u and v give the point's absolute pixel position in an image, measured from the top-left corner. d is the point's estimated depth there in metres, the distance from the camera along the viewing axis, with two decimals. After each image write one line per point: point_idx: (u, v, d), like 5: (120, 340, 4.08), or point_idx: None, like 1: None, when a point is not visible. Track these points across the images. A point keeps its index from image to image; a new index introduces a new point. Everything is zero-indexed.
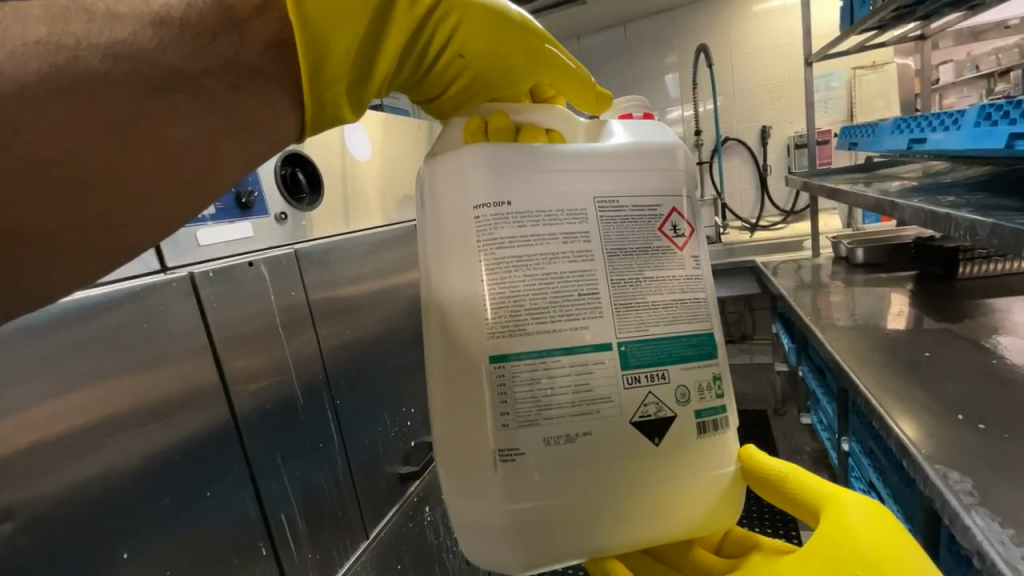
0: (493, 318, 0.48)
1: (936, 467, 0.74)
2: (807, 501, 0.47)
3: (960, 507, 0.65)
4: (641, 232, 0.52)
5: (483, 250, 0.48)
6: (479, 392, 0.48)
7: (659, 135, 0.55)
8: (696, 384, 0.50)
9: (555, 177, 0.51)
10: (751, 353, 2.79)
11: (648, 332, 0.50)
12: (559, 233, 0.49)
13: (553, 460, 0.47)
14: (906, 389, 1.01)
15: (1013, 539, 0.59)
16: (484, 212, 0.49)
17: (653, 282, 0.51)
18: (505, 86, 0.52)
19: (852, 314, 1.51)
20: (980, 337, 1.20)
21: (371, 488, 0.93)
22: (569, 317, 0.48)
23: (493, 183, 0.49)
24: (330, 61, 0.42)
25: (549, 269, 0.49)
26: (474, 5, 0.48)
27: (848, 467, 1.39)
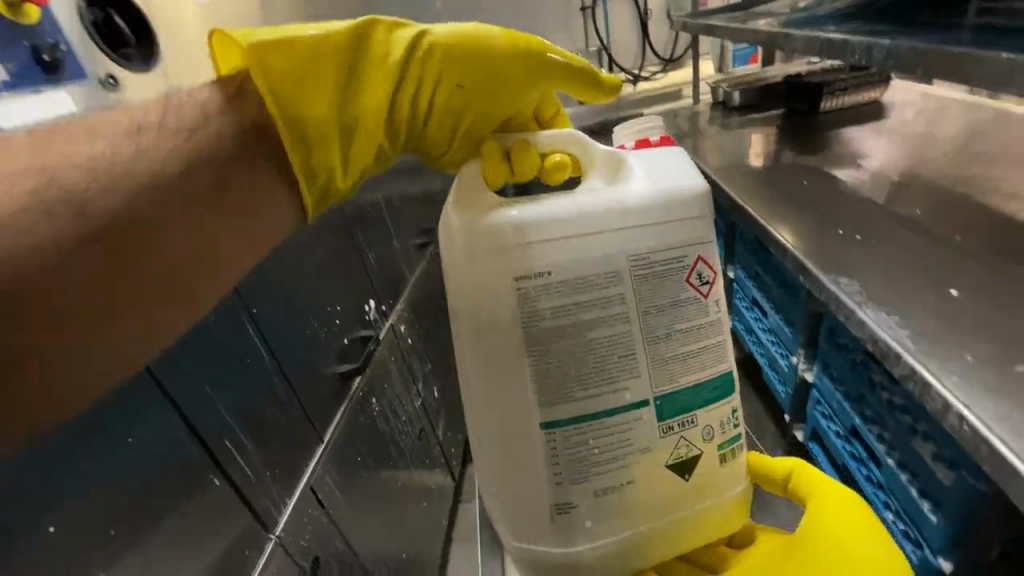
0: (546, 385, 0.57)
1: (829, 275, 0.86)
2: (801, 491, 0.68)
3: (853, 304, 0.77)
4: (671, 288, 0.59)
5: (532, 325, 0.57)
6: (536, 452, 0.59)
7: (679, 182, 0.59)
8: (716, 421, 0.63)
9: (584, 247, 0.57)
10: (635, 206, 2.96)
11: (679, 383, 0.60)
12: (598, 306, 0.57)
13: (601, 505, 0.60)
14: (791, 212, 1.13)
15: (897, 323, 0.71)
16: (526, 292, 0.56)
17: (681, 333, 0.60)
18: (507, 104, 0.61)
19: (732, 154, 1.61)
20: (831, 164, 1.36)
21: (314, 392, 0.86)
22: (611, 381, 0.58)
23: (528, 261, 0.56)
24: (307, 129, 0.55)
25: (589, 336, 0.57)
26: (449, 45, 0.59)
27: (731, 291, 1.60)
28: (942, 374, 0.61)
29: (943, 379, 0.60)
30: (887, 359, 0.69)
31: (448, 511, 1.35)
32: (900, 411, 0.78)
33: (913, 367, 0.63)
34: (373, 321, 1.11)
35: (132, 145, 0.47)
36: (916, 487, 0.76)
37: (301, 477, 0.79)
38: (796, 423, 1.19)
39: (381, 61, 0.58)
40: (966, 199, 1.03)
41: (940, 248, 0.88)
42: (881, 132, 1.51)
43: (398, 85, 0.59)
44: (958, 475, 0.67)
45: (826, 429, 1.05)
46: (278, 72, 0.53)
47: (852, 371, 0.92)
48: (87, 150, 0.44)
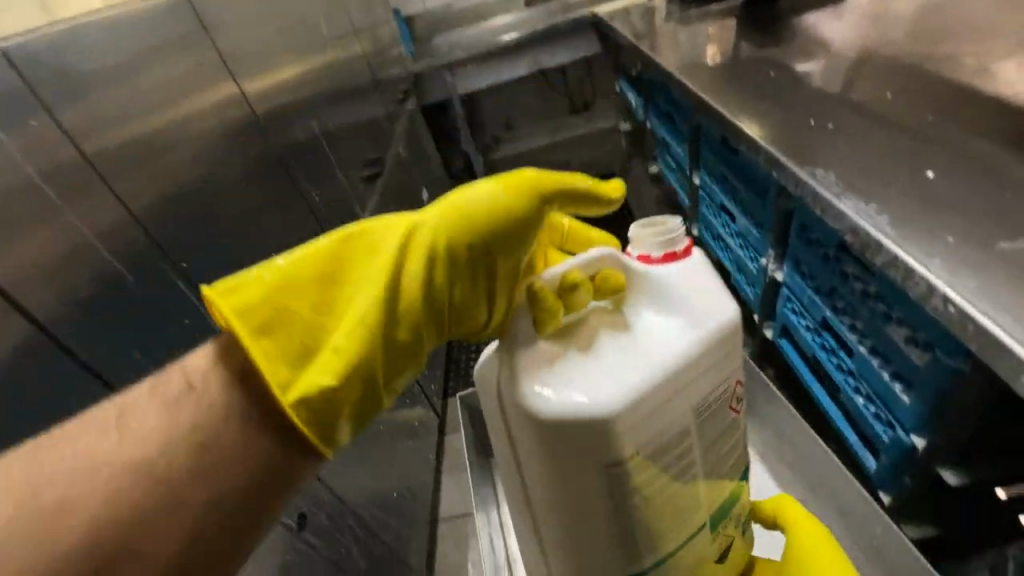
0: (633, 535, 0.62)
1: (804, 168, 0.81)
2: (788, 521, 0.77)
3: (831, 196, 0.74)
4: (717, 418, 0.64)
5: (620, 487, 0.59)
6: None
7: (719, 312, 0.61)
8: (738, 508, 0.73)
9: (660, 409, 0.58)
10: (594, 119, 2.83)
11: (722, 477, 0.68)
12: (670, 448, 0.60)
13: None
14: (760, 105, 1.06)
15: (877, 211, 0.69)
16: (617, 468, 0.57)
17: (722, 443, 0.66)
18: (515, 255, 0.57)
19: (694, 48, 1.50)
20: (808, 44, 1.27)
21: None
22: (680, 510, 0.64)
23: (617, 452, 0.56)
24: (306, 363, 0.50)
25: (661, 482, 0.61)
26: (439, 219, 0.55)
27: (698, 198, 1.56)
28: (924, 258, 0.59)
29: (926, 263, 0.59)
30: (866, 249, 0.67)
31: (435, 446, 1.36)
32: (874, 300, 0.79)
33: (895, 255, 0.62)
34: None
35: (158, 414, 0.47)
36: (889, 371, 0.78)
37: None
38: (765, 321, 1.21)
39: (372, 259, 0.54)
40: (935, 76, 0.99)
41: (913, 130, 0.85)
42: (843, 15, 1.42)
43: (398, 276, 0.54)
44: (933, 356, 0.68)
45: (795, 324, 1.07)
46: (256, 318, 0.48)
47: (823, 265, 0.91)
48: (110, 441, 0.45)
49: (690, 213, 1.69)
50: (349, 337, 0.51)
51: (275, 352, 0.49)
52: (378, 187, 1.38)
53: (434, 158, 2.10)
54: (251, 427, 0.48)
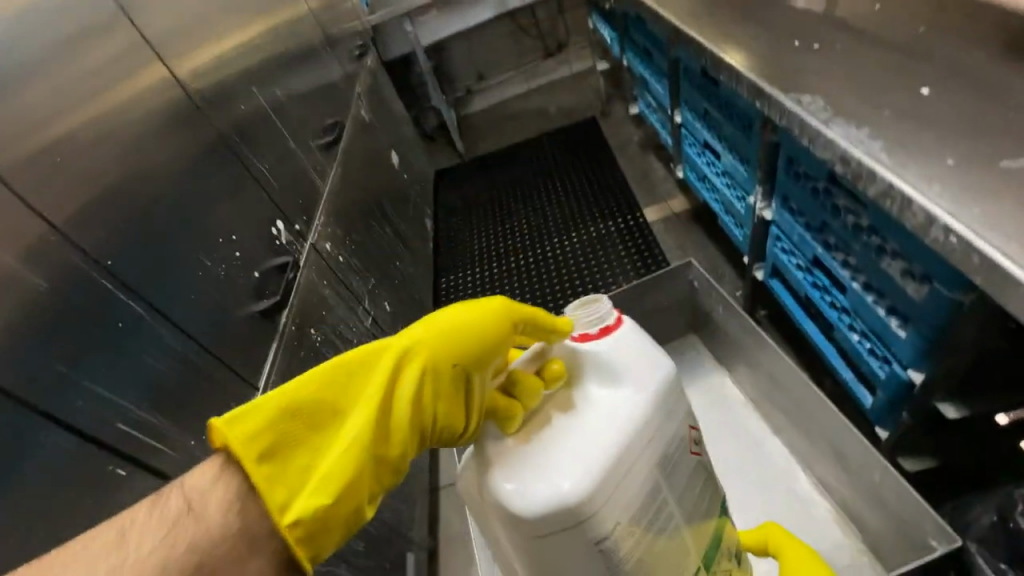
0: None
1: (790, 95, 0.74)
2: (774, 546, 0.75)
3: (820, 123, 0.67)
4: (684, 465, 0.59)
5: (612, 573, 0.53)
6: None
7: (657, 366, 0.56)
8: (727, 542, 0.68)
9: (629, 486, 0.52)
10: (569, 62, 2.68)
11: (706, 523, 0.63)
12: (650, 516, 0.55)
13: None
14: (741, 28, 0.97)
15: (870, 136, 0.63)
16: (603, 555, 0.52)
17: (697, 489, 0.61)
18: (493, 363, 0.53)
19: None
20: None
21: (229, 340, 0.74)
22: (674, 569, 0.58)
23: (597, 532, 0.51)
24: (294, 496, 0.44)
25: (650, 549, 0.55)
26: (427, 332, 0.51)
27: (680, 137, 1.47)
28: (922, 184, 0.54)
29: (923, 191, 0.54)
30: (858, 180, 0.62)
31: None
32: (866, 233, 0.74)
33: (890, 182, 0.56)
34: (287, 246, 0.96)
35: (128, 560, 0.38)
36: (884, 307, 0.75)
37: None
38: (755, 262, 1.17)
39: (360, 380, 0.50)
40: None
41: (906, 43, 0.77)
42: None
43: (387, 391, 0.49)
44: (930, 289, 0.64)
45: (786, 264, 1.02)
46: (259, 444, 0.43)
47: (813, 200, 0.86)
48: None
49: (673, 154, 1.61)
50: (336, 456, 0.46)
51: (275, 475, 0.44)
52: (338, 154, 1.29)
53: (402, 117, 1.98)
54: (248, 540, 0.42)
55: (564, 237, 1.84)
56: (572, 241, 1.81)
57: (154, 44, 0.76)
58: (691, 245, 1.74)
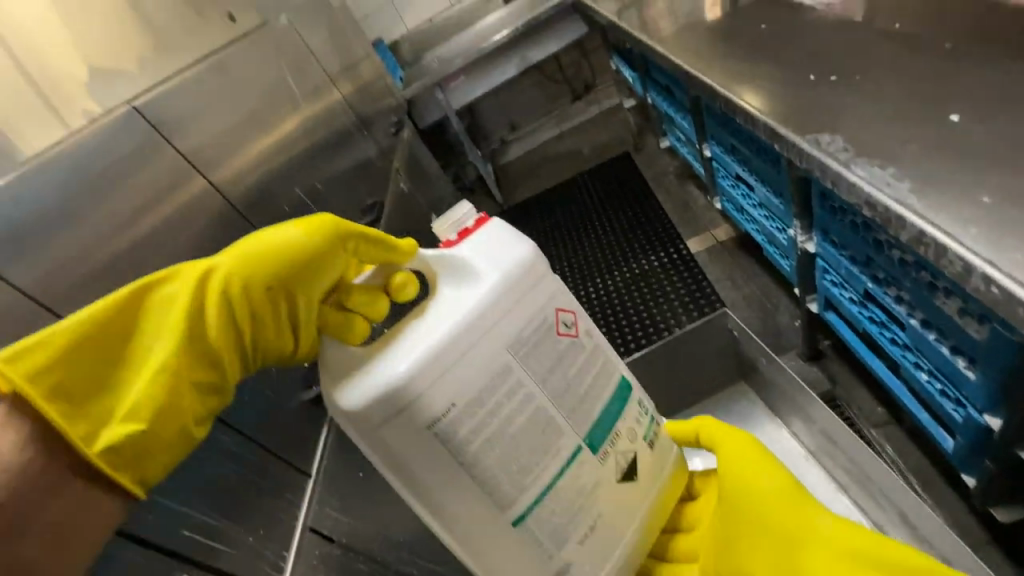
0: (499, 500, 0.56)
1: (808, 136, 0.72)
2: (715, 437, 0.71)
3: (841, 166, 0.65)
4: (551, 347, 0.58)
5: (458, 453, 0.54)
6: (518, 552, 0.59)
7: (511, 247, 0.57)
8: (641, 431, 0.66)
9: (465, 370, 0.53)
10: (598, 100, 2.72)
11: (593, 415, 0.61)
12: (500, 396, 0.55)
13: (594, 553, 0.62)
14: (753, 68, 0.96)
15: (896, 177, 0.60)
16: (443, 436, 0.53)
17: (576, 375, 0.60)
18: (316, 282, 0.53)
19: (676, 13, 1.38)
20: None
21: (280, 433, 0.79)
22: (549, 454, 0.58)
23: (432, 412, 0.52)
24: (97, 421, 0.44)
25: (510, 429, 0.55)
26: (232, 262, 0.50)
27: (712, 170, 1.45)
28: (957, 228, 0.51)
29: (959, 236, 0.51)
30: (889, 224, 0.58)
31: None
32: (914, 269, 0.68)
33: (921, 228, 0.53)
34: None
35: None
36: (948, 345, 0.68)
37: (296, 518, 0.74)
38: (807, 295, 1.11)
39: (164, 310, 0.48)
40: None
41: (932, 65, 0.73)
42: None
43: (196, 320, 0.49)
44: (991, 329, 0.59)
45: (838, 298, 0.97)
46: (48, 378, 0.43)
47: (854, 234, 0.81)
48: None
49: (708, 186, 1.57)
50: (146, 386, 0.45)
51: (75, 410, 0.43)
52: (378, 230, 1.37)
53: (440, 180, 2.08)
54: (35, 464, 0.40)
55: (606, 276, 1.83)
56: (614, 280, 1.80)
57: (189, 156, 0.93)
58: (740, 275, 1.68)
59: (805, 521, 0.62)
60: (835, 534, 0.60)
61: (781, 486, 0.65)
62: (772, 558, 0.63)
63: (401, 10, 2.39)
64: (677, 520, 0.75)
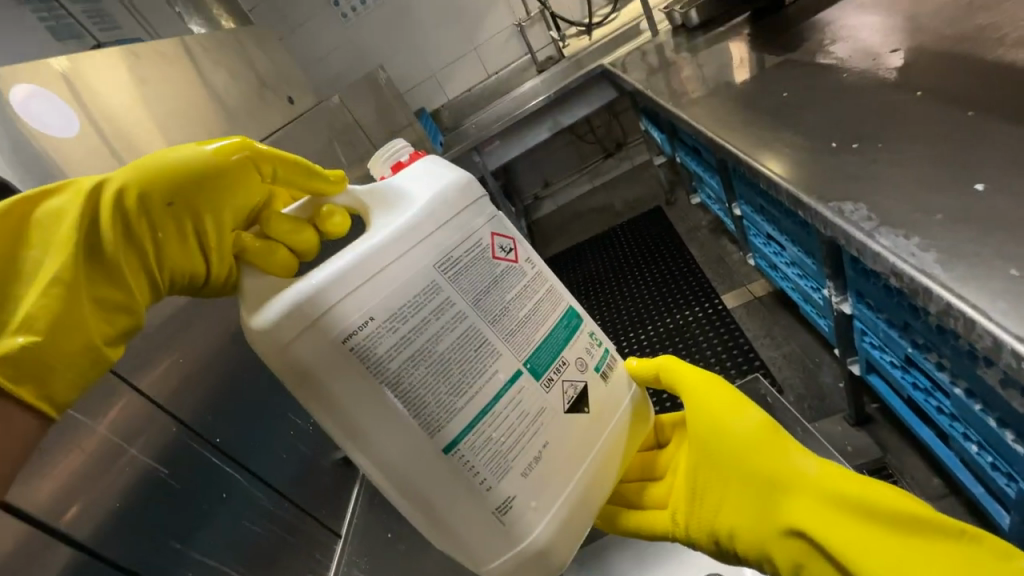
0: (421, 422, 0.46)
1: (830, 205, 0.73)
2: (682, 382, 0.60)
3: (864, 235, 0.65)
4: (485, 270, 0.52)
5: (378, 372, 0.45)
6: (445, 482, 0.47)
7: (443, 173, 0.54)
8: (574, 346, 0.55)
9: (384, 281, 0.47)
10: (629, 158, 2.79)
11: (535, 341, 0.53)
12: (427, 315, 0.48)
13: (534, 483, 0.50)
14: (775, 137, 0.98)
15: (920, 248, 0.60)
16: (360, 347, 0.45)
17: (515, 300, 0.53)
18: (228, 200, 0.50)
19: (701, 81, 1.43)
20: (815, 53, 1.19)
21: (314, 490, 0.82)
22: (480, 373, 0.49)
23: (343, 318, 0.45)
24: None
25: (439, 348, 0.48)
26: (133, 175, 0.47)
27: (744, 228, 1.45)
28: (984, 303, 0.51)
29: (987, 311, 0.50)
30: (916, 294, 0.58)
31: None
32: (953, 337, 0.66)
33: (949, 302, 0.53)
34: None
35: None
36: (994, 417, 0.65)
37: None
38: (848, 357, 1.07)
39: (54, 222, 0.44)
40: (976, 61, 0.86)
41: (958, 133, 0.74)
42: (862, 3, 1.29)
43: (89, 231, 0.45)
44: None
45: (880, 361, 0.93)
46: None
47: (888, 297, 0.80)
48: None
49: (741, 242, 1.57)
50: (37, 297, 0.41)
51: None
52: None
53: None
54: None
55: (639, 329, 1.81)
56: (647, 333, 1.78)
57: None
58: (779, 331, 1.63)
59: (779, 464, 0.53)
60: (817, 475, 0.52)
61: (757, 427, 0.56)
62: (746, 503, 0.55)
63: (442, 83, 2.60)
64: (650, 469, 0.67)
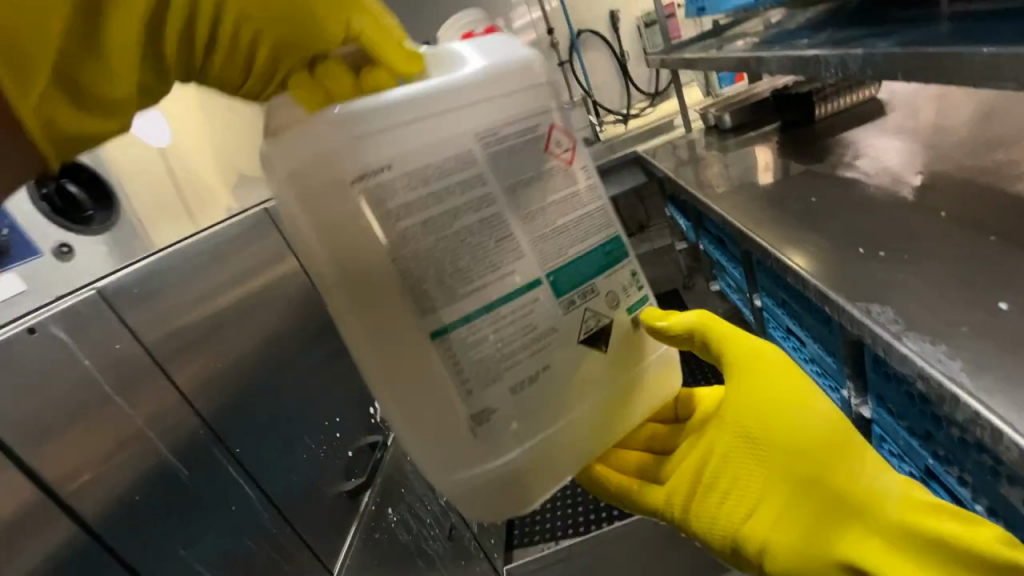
0: (418, 295, 0.48)
1: (859, 305, 0.76)
2: (738, 356, 0.57)
3: (892, 337, 0.68)
4: (530, 159, 0.52)
5: (385, 224, 0.47)
6: (432, 373, 0.49)
7: (509, 47, 0.53)
8: (612, 282, 0.55)
9: (414, 134, 0.48)
10: (650, 240, 2.89)
11: (568, 255, 0.52)
12: (451, 185, 0.49)
13: (521, 404, 0.51)
14: (800, 236, 1.03)
15: (948, 355, 0.62)
16: (370, 188, 0.47)
17: (554, 204, 0.53)
18: (300, 33, 0.47)
19: (726, 178, 1.52)
20: (840, 167, 1.27)
21: (315, 516, 0.85)
22: (493, 268, 0.49)
23: (363, 156, 0.47)
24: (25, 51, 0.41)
25: (454, 225, 0.49)
26: None
27: (764, 320, 1.47)
28: (1012, 416, 0.52)
29: (1014, 424, 0.51)
30: (944, 400, 0.59)
31: None
32: (976, 452, 0.66)
33: (977, 410, 0.54)
34: (380, 424, 1.08)
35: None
36: None
37: None
38: None
39: None
40: (995, 192, 0.92)
41: (978, 254, 0.78)
42: (884, 128, 1.39)
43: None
44: None
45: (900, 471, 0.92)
46: None
47: (913, 405, 0.80)
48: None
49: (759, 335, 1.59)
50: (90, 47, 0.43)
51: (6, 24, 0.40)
52: None
53: None
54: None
55: None
56: None
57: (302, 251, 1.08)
58: None
59: (853, 480, 0.52)
60: (899, 500, 0.51)
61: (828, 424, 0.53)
62: (797, 510, 0.53)
63: None
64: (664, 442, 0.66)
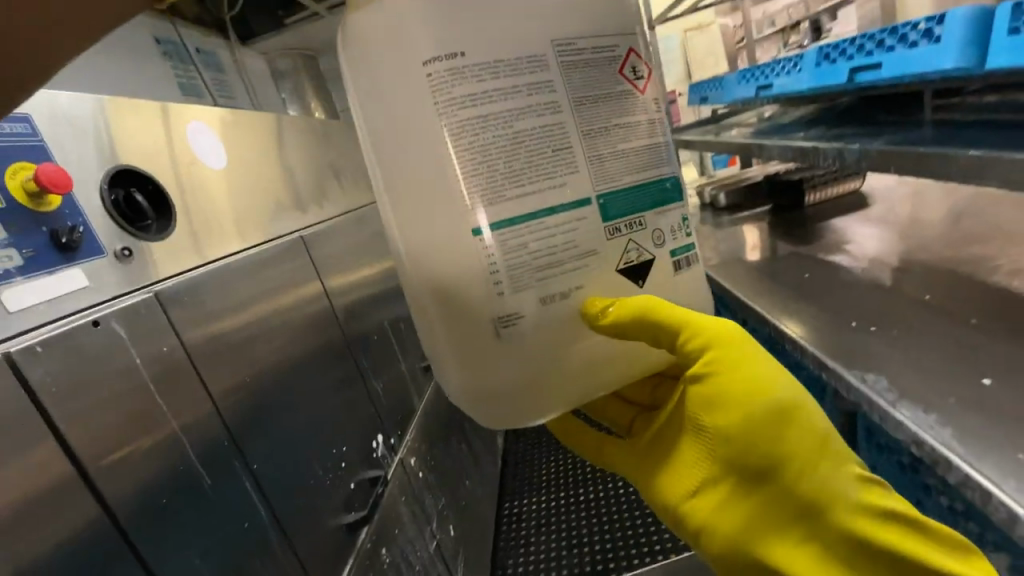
0: (472, 183, 0.51)
1: (854, 372, 0.81)
2: (712, 353, 0.56)
3: (887, 404, 0.72)
4: (602, 78, 0.56)
5: (452, 103, 0.50)
6: (469, 268, 0.52)
7: None
8: (665, 219, 0.58)
9: (491, 30, 0.52)
10: None
11: (621, 182, 0.55)
12: (520, 86, 0.52)
13: (549, 314, 0.54)
14: (794, 307, 1.10)
15: (939, 422, 0.67)
16: (438, 74, 0.51)
17: (618, 128, 0.56)
18: None
19: (719, 251, 1.62)
20: (829, 249, 1.37)
21: (311, 543, 0.87)
22: (547, 173, 0.52)
23: (445, 39, 0.51)
24: None
25: (517, 123, 0.51)
26: None
27: None
28: (998, 478, 0.56)
29: (999, 484, 0.56)
30: (938, 464, 0.63)
31: None
32: (963, 518, 0.70)
33: (966, 472, 0.58)
34: (381, 458, 1.14)
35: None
36: None
37: None
38: None
39: None
40: (970, 281, 1.00)
41: (959, 334, 0.84)
42: (866, 218, 1.51)
43: None
44: None
45: None
46: None
47: (903, 474, 0.83)
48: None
49: None
50: None
51: None
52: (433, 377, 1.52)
53: None
54: None
55: None
56: None
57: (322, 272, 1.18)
58: None
59: (809, 486, 0.55)
60: (854, 507, 0.55)
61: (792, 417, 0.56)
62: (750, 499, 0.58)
63: None
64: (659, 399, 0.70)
